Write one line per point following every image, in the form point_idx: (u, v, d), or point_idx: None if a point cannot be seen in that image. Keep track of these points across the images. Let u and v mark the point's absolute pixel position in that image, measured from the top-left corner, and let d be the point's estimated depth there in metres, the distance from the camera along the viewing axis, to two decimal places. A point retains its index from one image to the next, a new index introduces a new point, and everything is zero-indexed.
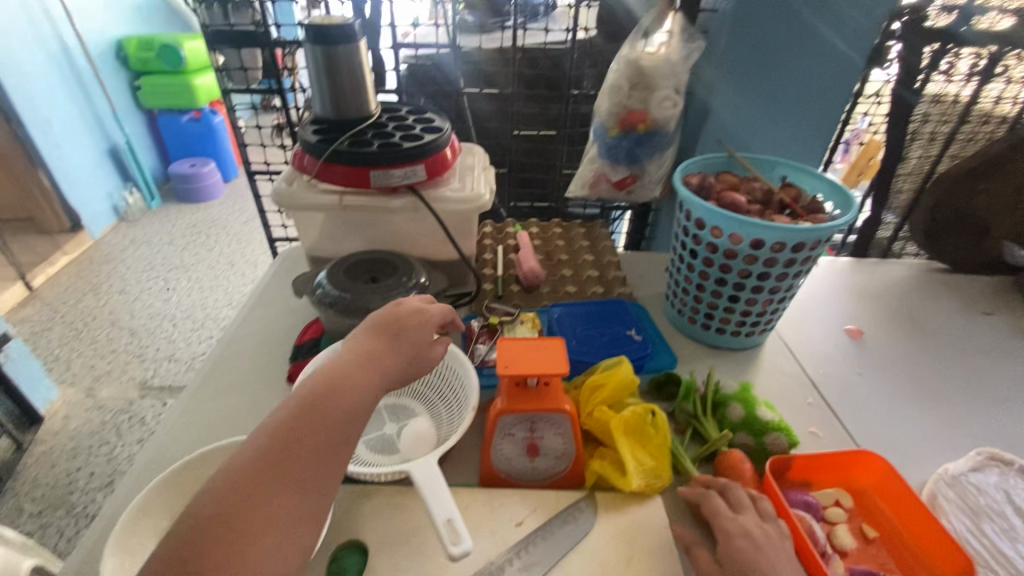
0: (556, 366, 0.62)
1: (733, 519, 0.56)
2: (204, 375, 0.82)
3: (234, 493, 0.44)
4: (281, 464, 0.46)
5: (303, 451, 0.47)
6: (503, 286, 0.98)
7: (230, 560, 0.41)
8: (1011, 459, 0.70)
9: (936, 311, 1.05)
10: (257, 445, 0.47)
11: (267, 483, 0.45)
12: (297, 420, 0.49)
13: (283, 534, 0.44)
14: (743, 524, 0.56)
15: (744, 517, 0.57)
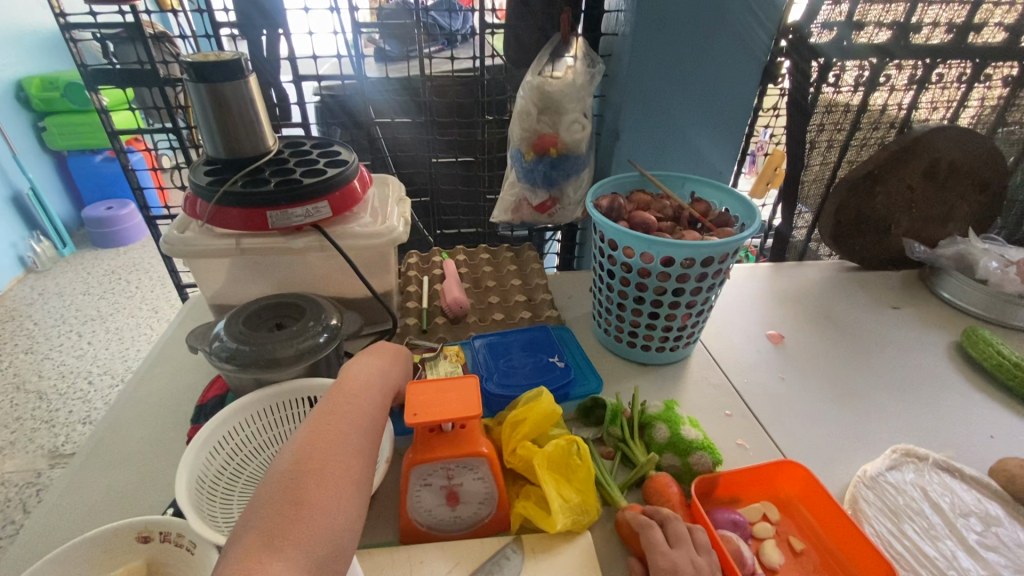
0: (470, 409, 0.59)
1: (667, 555, 0.54)
2: (89, 448, 0.73)
3: (294, 465, 0.42)
4: (330, 451, 0.43)
5: (339, 445, 0.44)
6: (428, 319, 0.94)
7: (305, 519, 0.38)
8: (924, 454, 0.72)
9: (853, 309, 1.12)
10: (293, 453, 0.43)
11: (314, 481, 0.41)
12: (330, 425, 0.46)
13: (349, 524, 0.41)
14: (674, 559, 0.54)
15: (679, 552, 0.54)
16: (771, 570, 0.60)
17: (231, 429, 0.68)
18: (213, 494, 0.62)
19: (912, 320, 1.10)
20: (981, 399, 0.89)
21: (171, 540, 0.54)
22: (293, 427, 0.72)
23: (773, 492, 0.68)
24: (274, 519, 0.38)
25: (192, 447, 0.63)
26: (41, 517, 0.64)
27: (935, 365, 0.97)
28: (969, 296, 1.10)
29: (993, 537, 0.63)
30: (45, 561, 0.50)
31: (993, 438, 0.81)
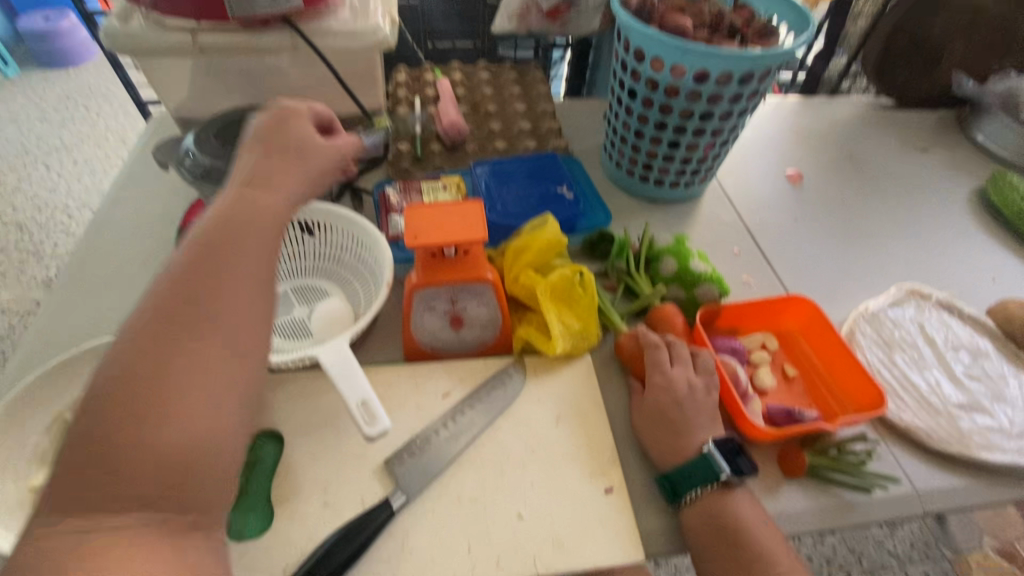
0: (473, 232, 0.55)
1: (668, 375, 0.56)
2: (72, 269, 0.69)
3: (125, 368, 0.33)
4: (166, 341, 0.34)
5: (183, 338, 0.34)
6: (422, 145, 0.84)
7: (130, 454, 0.31)
8: (929, 294, 0.72)
9: (878, 150, 1.03)
10: (120, 357, 0.33)
11: (144, 396, 0.32)
12: (174, 303, 0.35)
13: (175, 455, 0.32)
14: (672, 379, 0.56)
15: (677, 373, 0.56)
16: (762, 392, 0.62)
17: None
18: None
19: (939, 166, 1.02)
20: (991, 247, 0.87)
21: None
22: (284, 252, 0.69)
23: (774, 325, 0.69)
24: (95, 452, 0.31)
25: None
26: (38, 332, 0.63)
27: (952, 215, 0.92)
28: (1007, 141, 1.01)
29: (978, 369, 0.65)
30: (45, 372, 0.50)
31: (996, 282, 0.81)
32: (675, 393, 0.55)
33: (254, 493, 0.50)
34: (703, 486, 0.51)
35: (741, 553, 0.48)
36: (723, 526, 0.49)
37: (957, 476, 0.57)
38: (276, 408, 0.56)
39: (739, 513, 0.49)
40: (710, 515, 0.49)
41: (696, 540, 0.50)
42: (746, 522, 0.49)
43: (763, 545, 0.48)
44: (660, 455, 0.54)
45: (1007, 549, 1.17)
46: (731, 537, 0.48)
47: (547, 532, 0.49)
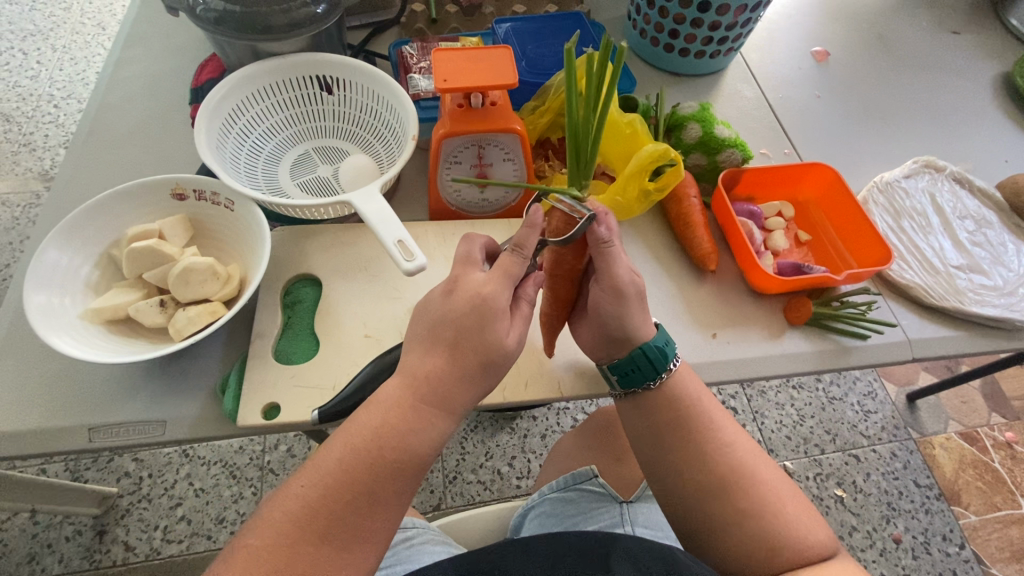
0: (503, 77, 0.54)
1: (613, 273, 0.49)
2: (83, 129, 0.68)
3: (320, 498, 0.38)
4: (341, 512, 0.38)
5: (346, 501, 0.39)
6: (437, 7, 0.80)
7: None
8: (943, 167, 0.73)
9: (912, 23, 0.96)
10: (300, 495, 0.39)
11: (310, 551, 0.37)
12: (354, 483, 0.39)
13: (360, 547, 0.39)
14: (618, 277, 0.48)
15: (622, 270, 0.49)
16: (774, 253, 0.65)
17: (238, 106, 0.62)
18: (237, 167, 0.60)
19: (967, 47, 0.94)
20: (1012, 132, 0.83)
21: (206, 200, 0.56)
22: (304, 110, 0.67)
23: (791, 193, 0.70)
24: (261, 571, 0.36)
25: (203, 117, 0.58)
26: (62, 184, 0.63)
27: (977, 98, 0.87)
28: None
29: (981, 236, 0.69)
30: (85, 209, 0.51)
31: (1008, 162, 0.80)
32: (611, 305, 0.49)
33: (298, 324, 0.55)
34: (645, 381, 0.49)
35: (687, 426, 0.48)
36: (662, 418, 0.48)
37: (949, 328, 0.62)
38: (311, 256, 0.58)
39: (681, 392, 0.49)
40: (656, 403, 0.49)
41: (646, 428, 0.49)
42: (683, 398, 0.48)
43: (704, 411, 0.48)
44: (592, 351, 0.53)
45: (969, 432, 1.25)
46: (676, 418, 0.48)
47: (571, 365, 0.55)
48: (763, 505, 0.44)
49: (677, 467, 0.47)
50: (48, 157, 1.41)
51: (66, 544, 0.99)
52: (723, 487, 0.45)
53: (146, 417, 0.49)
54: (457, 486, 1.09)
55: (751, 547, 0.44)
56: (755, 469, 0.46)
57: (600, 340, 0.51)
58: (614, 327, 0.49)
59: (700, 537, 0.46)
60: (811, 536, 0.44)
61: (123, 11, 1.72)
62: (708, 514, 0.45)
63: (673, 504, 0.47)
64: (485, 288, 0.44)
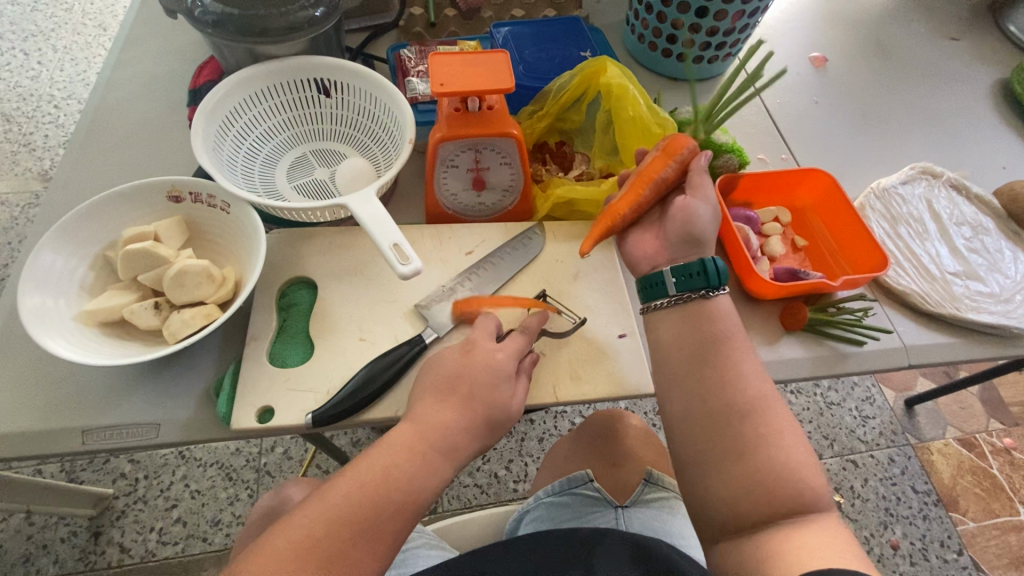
0: (501, 81, 0.54)
1: (706, 186, 0.53)
2: (81, 130, 0.68)
3: (366, 490, 0.42)
4: (382, 502, 0.41)
5: (389, 497, 0.42)
6: (437, 11, 0.79)
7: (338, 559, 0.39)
8: (940, 173, 0.73)
9: (911, 30, 0.96)
10: (347, 484, 0.42)
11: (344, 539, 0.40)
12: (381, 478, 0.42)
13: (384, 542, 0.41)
14: (710, 190, 0.53)
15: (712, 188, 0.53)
16: (771, 258, 0.65)
17: (236, 108, 0.62)
18: (233, 169, 0.60)
19: (965, 54, 0.94)
20: (1009, 139, 0.83)
21: (202, 202, 0.56)
22: (301, 113, 0.67)
23: (788, 199, 0.71)
24: (302, 545, 0.39)
25: (200, 119, 0.58)
26: (59, 185, 0.63)
27: (974, 105, 0.87)
28: None
29: (978, 243, 0.69)
30: (80, 211, 0.51)
31: (1005, 169, 0.80)
32: (706, 216, 0.52)
33: (293, 327, 0.55)
34: (703, 288, 0.50)
35: (721, 349, 0.48)
36: (705, 331, 0.49)
37: (945, 334, 0.62)
38: (307, 259, 0.58)
39: (724, 318, 0.49)
40: (702, 317, 0.49)
41: (682, 344, 0.49)
42: (725, 323, 0.49)
43: (740, 343, 0.48)
44: (649, 260, 0.55)
45: (967, 438, 1.25)
46: (714, 337, 0.48)
47: (565, 368, 0.55)
48: (773, 439, 0.44)
49: (702, 383, 0.47)
50: (47, 157, 1.41)
51: (60, 545, 0.99)
52: (744, 410, 0.45)
53: (139, 419, 0.49)
54: (453, 490, 1.09)
55: (752, 477, 0.42)
56: (774, 407, 0.45)
57: (667, 248, 0.54)
58: (689, 229, 0.52)
59: (705, 462, 0.45)
60: (812, 487, 0.42)
61: (124, 11, 1.73)
62: (721, 436, 0.45)
63: (687, 424, 0.46)
64: (495, 357, 0.49)
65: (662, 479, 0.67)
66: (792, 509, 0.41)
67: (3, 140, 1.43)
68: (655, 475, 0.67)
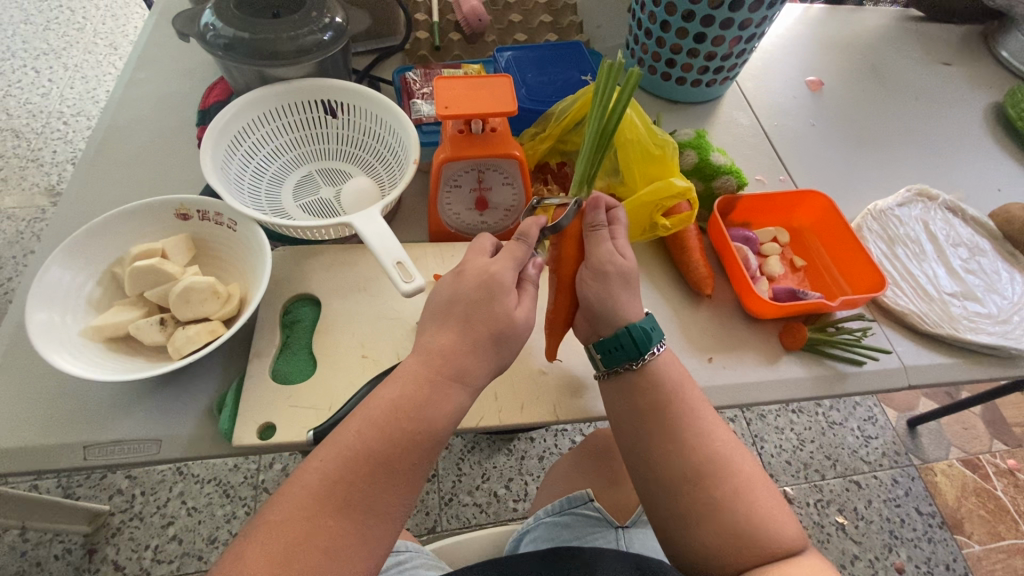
0: (503, 104, 0.56)
1: (598, 252, 0.52)
2: (92, 149, 0.69)
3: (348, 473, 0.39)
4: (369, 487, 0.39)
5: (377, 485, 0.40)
6: (440, 35, 0.81)
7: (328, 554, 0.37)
8: (936, 195, 0.74)
9: (905, 55, 0.98)
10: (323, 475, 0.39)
11: (353, 499, 0.39)
12: (353, 474, 0.39)
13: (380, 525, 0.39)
14: (601, 254, 0.52)
15: (608, 250, 0.52)
16: (770, 278, 0.66)
17: (244, 128, 0.64)
18: (240, 187, 0.61)
19: (959, 79, 0.96)
20: (1004, 162, 0.84)
21: (210, 219, 0.57)
22: (307, 133, 0.68)
23: (785, 220, 0.72)
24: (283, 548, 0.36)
25: (209, 138, 0.59)
26: (68, 202, 0.64)
27: (969, 129, 0.88)
28: None
29: (975, 264, 0.69)
30: (90, 227, 0.52)
31: (1000, 191, 0.81)
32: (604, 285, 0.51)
33: (296, 344, 0.55)
34: (628, 360, 0.50)
35: (669, 413, 0.48)
36: (643, 401, 0.49)
37: (944, 354, 0.62)
38: (312, 276, 0.59)
39: (665, 378, 0.50)
40: (640, 386, 0.50)
41: (630, 412, 0.49)
42: (666, 384, 0.49)
43: (687, 399, 0.49)
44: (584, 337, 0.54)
45: (971, 459, 1.24)
46: (660, 403, 0.49)
47: (566, 386, 0.55)
48: (737, 495, 0.45)
49: (658, 454, 0.47)
50: (55, 173, 1.43)
51: (54, 562, 0.98)
52: (702, 475, 0.45)
53: (141, 435, 0.49)
54: (453, 508, 1.08)
55: (723, 542, 0.43)
56: (732, 463, 0.46)
57: (589, 321, 0.53)
58: (597, 305, 0.51)
59: (675, 529, 0.45)
60: (782, 532, 0.44)
61: (134, 32, 1.77)
62: (684, 504, 0.45)
63: (651, 497, 0.47)
64: (492, 266, 0.47)
65: None
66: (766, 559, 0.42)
67: (11, 155, 1.45)
68: None
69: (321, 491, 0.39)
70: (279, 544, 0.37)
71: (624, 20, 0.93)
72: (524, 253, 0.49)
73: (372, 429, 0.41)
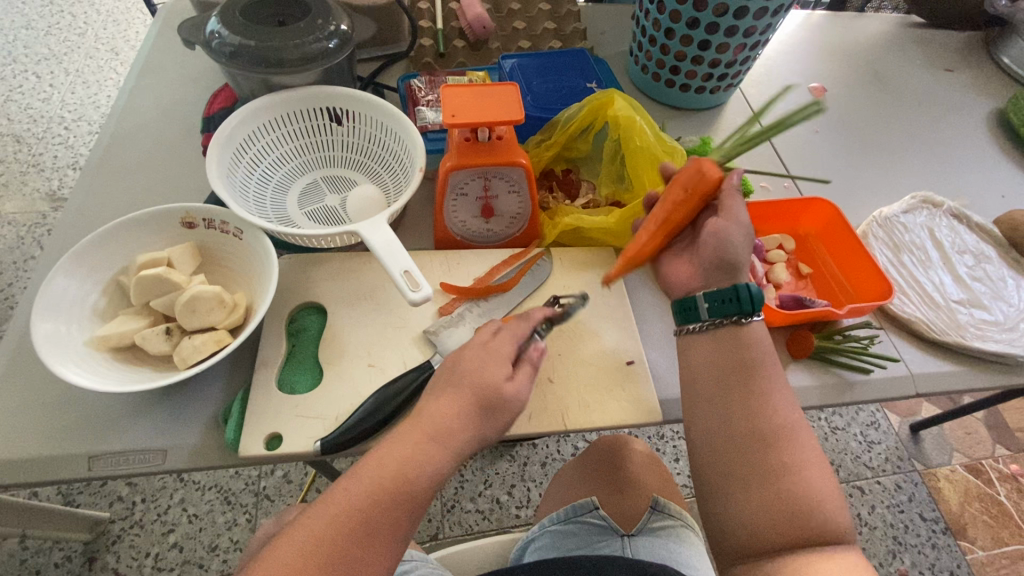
0: (509, 113, 0.55)
1: (733, 210, 0.52)
2: (96, 156, 0.69)
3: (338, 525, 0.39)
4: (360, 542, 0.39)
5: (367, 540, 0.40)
6: (444, 42, 0.81)
7: None
8: (941, 202, 0.74)
9: (907, 62, 0.98)
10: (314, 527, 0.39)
11: (342, 551, 0.39)
12: (343, 528, 0.39)
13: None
14: (738, 208, 0.52)
15: (742, 210, 0.52)
16: (776, 285, 0.66)
17: (249, 136, 0.63)
18: (246, 195, 0.61)
19: (961, 85, 0.96)
20: (1007, 169, 0.85)
21: (215, 228, 0.56)
22: (312, 140, 0.68)
23: (791, 227, 0.72)
24: None
25: (214, 146, 0.59)
26: (71, 209, 0.64)
27: (971, 135, 0.89)
28: None
29: (980, 271, 0.69)
30: (96, 236, 0.52)
31: (1004, 198, 0.81)
32: (735, 240, 0.51)
33: (302, 352, 0.55)
34: (737, 314, 0.49)
35: (752, 376, 0.47)
36: (734, 357, 0.48)
37: (951, 362, 0.62)
38: (317, 284, 0.59)
39: (759, 343, 0.49)
40: (731, 340, 0.49)
41: (710, 367, 0.49)
42: (753, 348, 0.49)
43: (771, 371, 0.48)
44: (685, 286, 0.55)
45: (974, 465, 1.23)
46: (744, 365, 0.48)
47: (573, 395, 0.55)
48: (796, 471, 0.44)
49: (726, 413, 0.47)
50: (56, 178, 1.43)
51: (54, 571, 0.97)
52: (768, 442, 0.45)
53: (147, 445, 0.49)
54: (455, 515, 1.08)
55: (770, 511, 0.43)
56: (802, 440, 0.46)
57: (700, 272, 0.53)
58: (724, 257, 0.51)
59: (724, 489, 0.46)
60: (831, 520, 0.43)
61: (135, 37, 1.77)
62: (741, 467, 0.45)
63: (706, 452, 0.47)
64: (494, 346, 0.47)
65: (669, 507, 0.67)
66: (808, 538, 0.42)
67: (12, 160, 1.45)
68: (661, 503, 0.67)
69: (311, 543, 0.39)
70: None
71: (627, 27, 0.93)
72: (527, 330, 0.49)
73: (367, 483, 0.41)
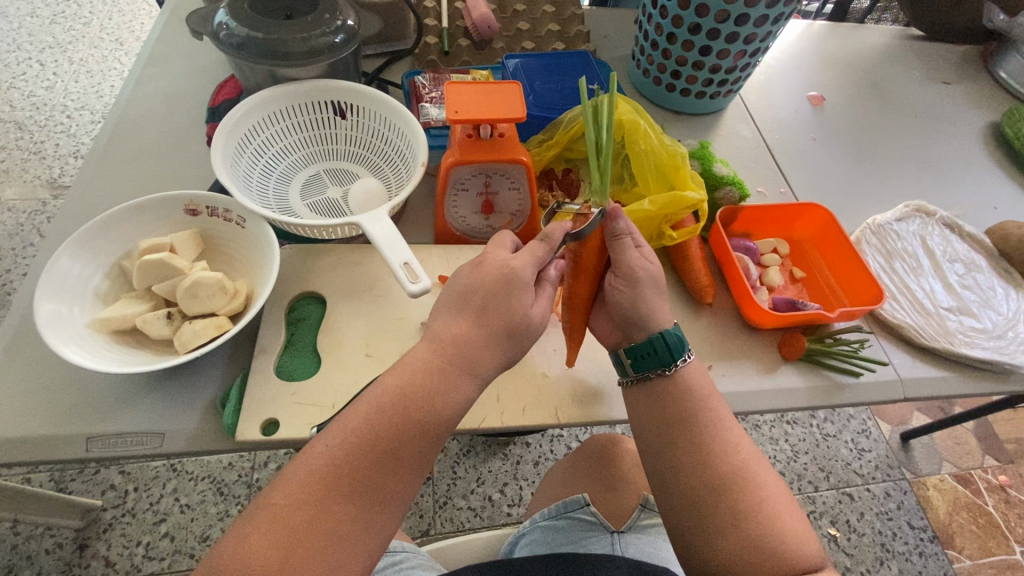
0: (513, 111, 0.56)
1: (626, 260, 0.53)
2: (100, 143, 0.69)
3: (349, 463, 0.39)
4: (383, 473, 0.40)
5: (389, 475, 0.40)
6: (449, 41, 0.82)
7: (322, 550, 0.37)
8: (934, 211, 0.75)
9: (905, 73, 1.00)
10: (324, 460, 0.39)
11: (356, 478, 0.39)
12: (359, 455, 0.39)
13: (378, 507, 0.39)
14: (631, 264, 0.53)
15: (634, 258, 0.53)
16: (770, 289, 0.67)
17: (253, 127, 0.64)
18: (250, 185, 0.62)
19: (957, 98, 0.97)
20: (998, 181, 0.86)
21: (218, 216, 0.57)
22: (317, 133, 0.69)
23: (785, 232, 0.73)
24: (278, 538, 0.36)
25: (219, 137, 0.60)
26: (75, 195, 0.64)
27: (966, 147, 0.90)
28: None
29: (970, 279, 0.71)
30: (99, 221, 0.53)
31: (996, 210, 0.82)
32: (626, 294, 0.53)
33: (300, 340, 0.56)
34: (658, 366, 0.50)
35: (695, 423, 0.48)
36: (672, 408, 0.49)
37: (940, 368, 0.63)
38: (318, 273, 0.59)
39: (691, 392, 0.49)
40: (671, 391, 0.50)
41: (657, 420, 0.49)
42: (694, 393, 0.49)
43: (712, 409, 0.49)
44: (612, 341, 0.56)
45: (962, 474, 1.25)
46: (685, 413, 0.48)
47: (567, 391, 0.56)
48: (764, 507, 0.44)
49: (686, 463, 0.47)
50: (57, 166, 1.43)
51: (44, 557, 0.97)
52: (730, 487, 0.45)
53: (144, 428, 0.50)
54: (447, 511, 1.08)
55: (750, 552, 0.43)
56: (759, 474, 0.46)
57: (619, 326, 0.54)
58: (630, 315, 0.53)
59: (699, 542, 0.45)
60: (802, 549, 0.43)
61: (140, 28, 1.78)
62: (709, 516, 0.45)
63: (676, 504, 0.46)
64: (512, 262, 0.47)
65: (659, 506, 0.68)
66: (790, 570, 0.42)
67: (14, 148, 1.45)
68: (651, 501, 0.68)
69: (321, 476, 0.38)
70: (281, 530, 0.36)
71: (630, 32, 0.94)
72: (546, 253, 0.49)
73: (379, 412, 0.41)
